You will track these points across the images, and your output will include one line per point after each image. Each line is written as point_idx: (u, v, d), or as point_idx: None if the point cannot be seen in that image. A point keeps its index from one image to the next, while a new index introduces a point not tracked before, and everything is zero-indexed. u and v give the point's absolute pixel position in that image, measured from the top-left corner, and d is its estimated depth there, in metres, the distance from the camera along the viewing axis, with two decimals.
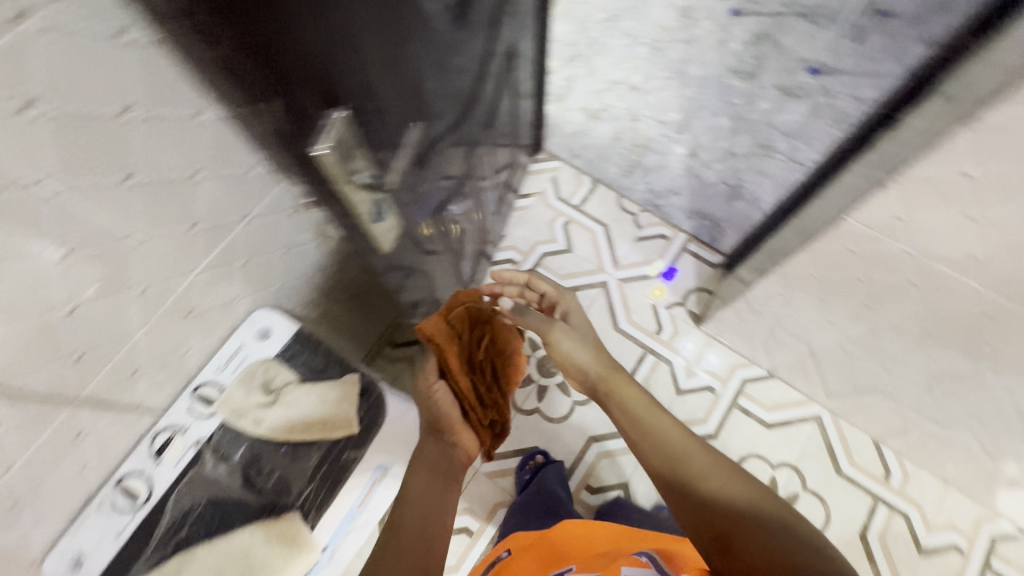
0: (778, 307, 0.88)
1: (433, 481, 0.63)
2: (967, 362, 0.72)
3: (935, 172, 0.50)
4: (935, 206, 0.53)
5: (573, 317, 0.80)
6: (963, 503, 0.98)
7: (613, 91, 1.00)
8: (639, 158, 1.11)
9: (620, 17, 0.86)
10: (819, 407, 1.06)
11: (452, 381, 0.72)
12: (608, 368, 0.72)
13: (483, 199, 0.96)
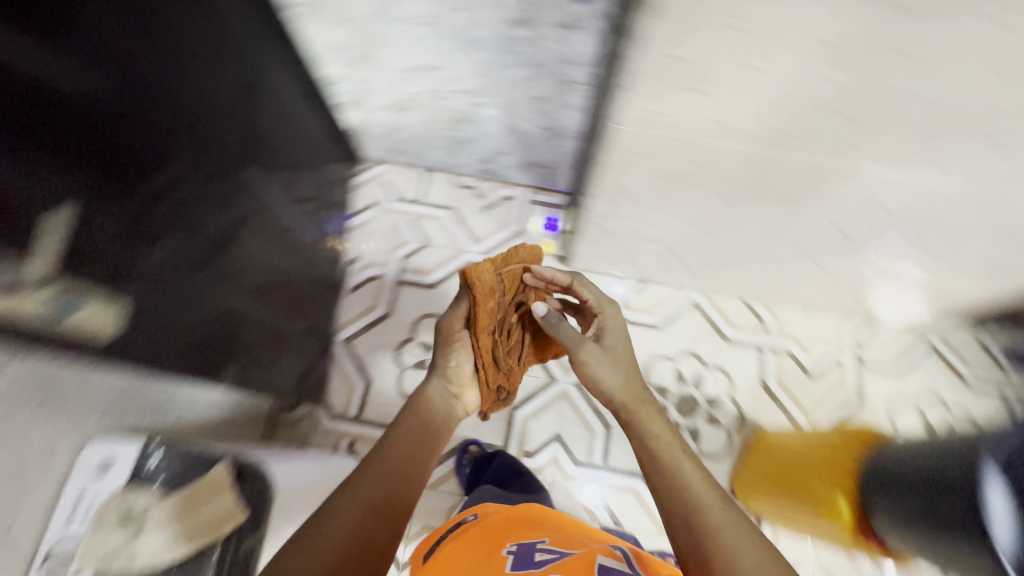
0: (619, 220, 0.94)
1: (419, 439, 0.66)
2: (773, 211, 0.82)
3: (666, 62, 0.54)
4: (679, 91, 0.57)
5: (611, 338, 0.74)
6: (826, 322, 1.13)
7: (410, 78, 0.94)
8: (458, 132, 1.09)
9: (390, 5, 0.78)
10: (692, 291, 1.15)
11: (474, 338, 0.74)
12: (643, 405, 0.68)
13: (292, 231, 0.92)
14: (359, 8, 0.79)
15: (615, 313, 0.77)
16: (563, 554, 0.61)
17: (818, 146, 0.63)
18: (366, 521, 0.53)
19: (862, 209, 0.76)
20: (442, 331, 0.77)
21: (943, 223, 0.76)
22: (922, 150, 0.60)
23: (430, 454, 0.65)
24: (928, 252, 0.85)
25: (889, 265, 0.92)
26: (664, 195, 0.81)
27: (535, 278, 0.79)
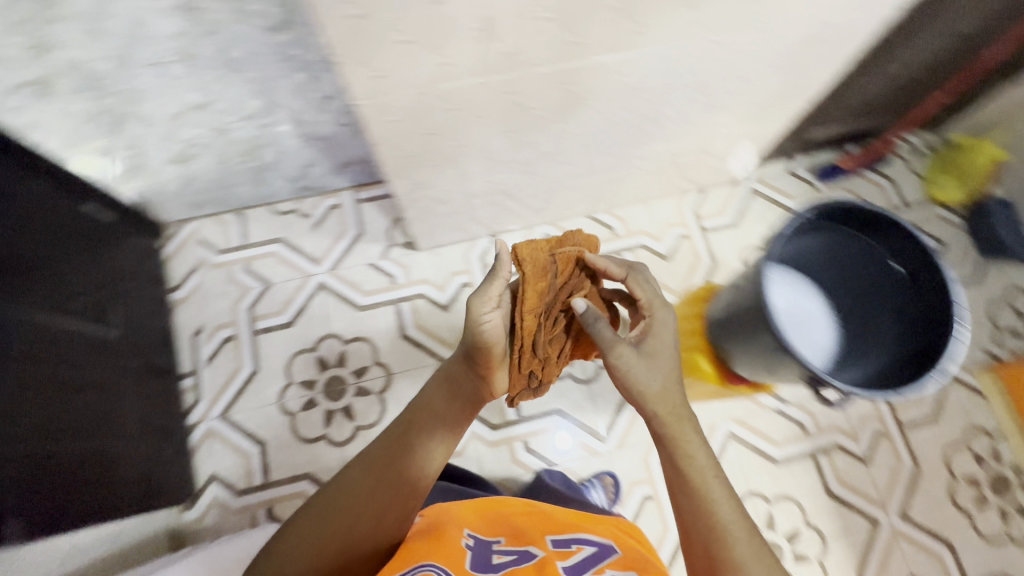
0: (434, 188, 0.92)
1: (433, 413, 0.72)
2: (563, 130, 0.84)
3: (355, 24, 0.52)
4: (391, 48, 0.56)
5: (658, 342, 0.67)
6: (666, 207, 1.21)
7: (184, 121, 0.86)
8: (257, 161, 1.01)
9: (129, 52, 0.71)
10: (541, 225, 1.18)
11: (518, 317, 0.68)
12: (684, 419, 0.64)
13: (66, 339, 0.77)
14: (95, 66, 0.72)
15: (668, 319, 0.69)
16: (523, 557, 0.60)
17: (553, 60, 0.64)
18: (366, 500, 0.64)
19: (633, 101, 0.80)
20: (470, 311, 0.67)
21: (710, 87, 0.81)
22: (643, 33, 0.63)
23: (444, 428, 0.71)
24: (713, 115, 0.91)
25: (690, 139, 0.99)
26: (452, 150, 0.80)
27: (593, 261, 0.71)
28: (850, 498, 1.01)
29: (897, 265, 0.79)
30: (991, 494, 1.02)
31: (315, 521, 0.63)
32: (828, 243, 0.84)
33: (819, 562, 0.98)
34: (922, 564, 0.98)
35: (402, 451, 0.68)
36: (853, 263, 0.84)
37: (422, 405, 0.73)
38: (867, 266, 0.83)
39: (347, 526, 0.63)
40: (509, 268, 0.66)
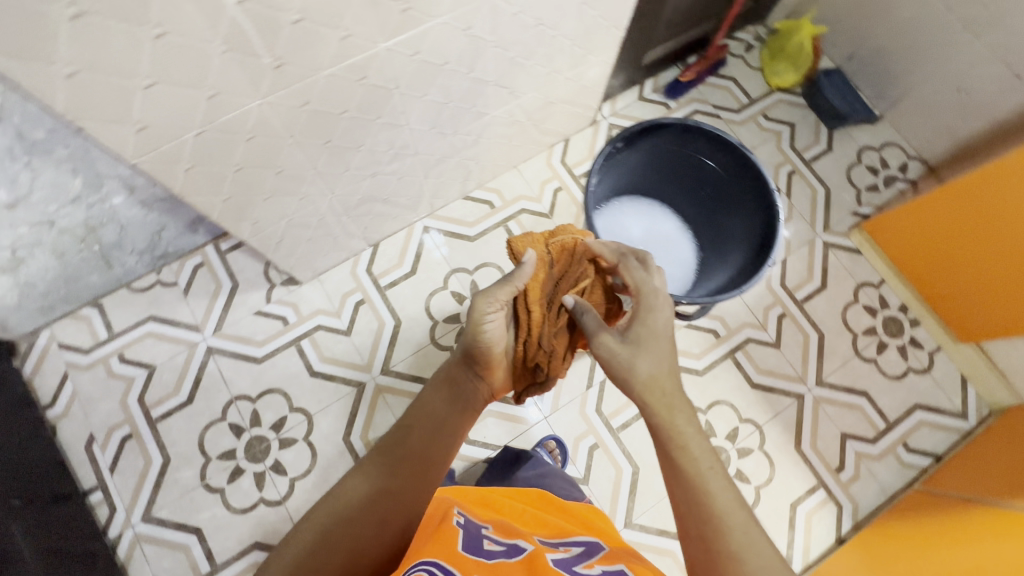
0: (285, 218, 0.88)
1: (437, 420, 0.72)
2: (390, 127, 0.81)
3: (82, 75, 0.47)
4: (139, 91, 0.51)
5: (655, 324, 0.68)
6: (536, 166, 1.21)
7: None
8: (93, 243, 0.93)
9: None
10: (420, 220, 1.15)
11: (516, 309, 0.72)
12: (677, 406, 0.64)
13: None
14: None
15: (661, 301, 0.69)
16: (511, 546, 0.58)
17: (336, 61, 0.61)
18: (368, 509, 0.62)
19: (449, 77, 0.77)
20: (471, 310, 0.70)
21: (522, 42, 0.80)
22: (419, 10, 0.61)
23: (446, 437, 0.71)
24: (541, 67, 0.91)
25: (531, 96, 0.98)
26: (280, 177, 0.76)
27: (591, 245, 0.76)
28: (772, 383, 1.08)
29: (709, 161, 0.86)
30: (888, 338, 1.12)
31: (314, 532, 0.59)
32: (648, 157, 0.87)
33: (761, 450, 1.04)
34: (847, 420, 1.07)
35: (405, 458, 0.67)
36: (675, 170, 0.90)
37: (426, 411, 0.73)
38: (688, 167, 0.88)
39: (348, 536, 0.59)
40: (523, 272, 0.70)
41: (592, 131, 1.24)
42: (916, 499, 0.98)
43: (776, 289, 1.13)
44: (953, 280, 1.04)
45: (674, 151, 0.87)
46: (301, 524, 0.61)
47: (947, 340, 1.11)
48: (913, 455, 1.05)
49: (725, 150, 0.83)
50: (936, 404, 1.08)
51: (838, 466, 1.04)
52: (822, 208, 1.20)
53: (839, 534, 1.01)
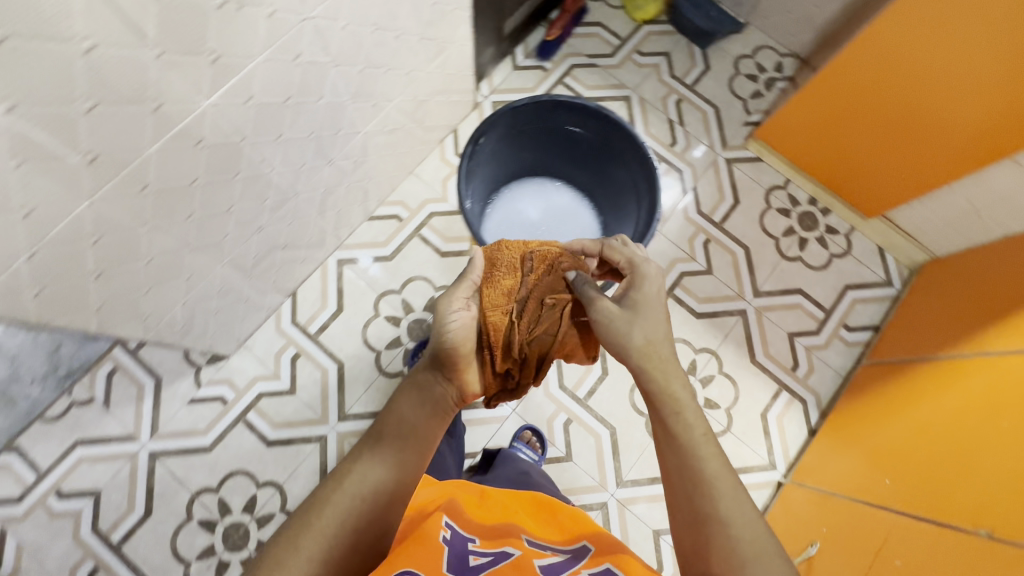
0: (180, 302, 0.82)
1: (409, 426, 0.63)
2: (256, 178, 0.75)
3: None
4: None
5: (645, 295, 0.69)
6: (433, 165, 1.16)
7: None
8: None
9: None
10: (330, 255, 1.10)
11: (481, 314, 0.69)
12: (670, 374, 0.65)
13: None
14: None
15: (654, 274, 0.70)
16: (497, 557, 0.59)
17: (159, 133, 0.56)
18: (348, 517, 0.55)
19: (301, 110, 0.72)
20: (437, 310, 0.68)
21: (366, 51, 0.76)
22: (231, 55, 0.56)
23: (421, 445, 0.62)
24: (398, 70, 0.86)
25: (400, 99, 0.94)
26: (154, 266, 0.70)
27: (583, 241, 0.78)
28: (715, 308, 1.11)
29: (575, 130, 0.84)
30: (805, 232, 1.17)
31: (293, 547, 0.52)
32: (514, 147, 0.86)
33: (721, 373, 1.08)
34: (790, 320, 1.11)
35: (383, 464, 0.59)
36: (546, 147, 0.89)
37: (398, 415, 0.64)
38: (558, 141, 0.87)
39: (330, 543, 0.53)
40: (475, 268, 0.72)
41: (478, 114, 1.20)
42: (865, 374, 1.04)
43: (694, 218, 1.16)
44: (841, 167, 1.09)
45: (538, 131, 0.85)
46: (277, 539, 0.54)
47: (857, 219, 1.16)
48: (855, 334, 1.11)
49: (584, 116, 0.82)
50: (863, 280, 1.14)
51: (792, 364, 1.09)
52: (715, 127, 1.22)
53: (810, 426, 1.06)
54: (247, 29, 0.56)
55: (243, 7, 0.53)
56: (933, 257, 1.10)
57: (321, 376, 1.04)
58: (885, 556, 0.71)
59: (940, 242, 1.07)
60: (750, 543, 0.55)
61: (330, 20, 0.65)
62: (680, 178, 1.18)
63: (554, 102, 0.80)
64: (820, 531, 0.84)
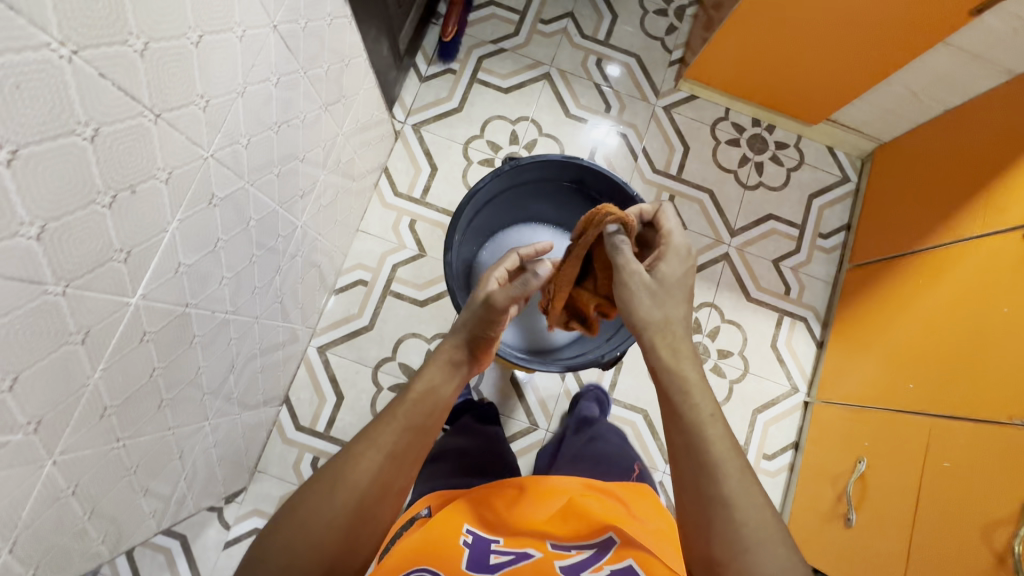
0: (181, 470, 0.75)
1: (442, 396, 0.57)
2: (216, 328, 0.67)
3: None
4: None
5: (669, 272, 0.62)
6: (377, 214, 1.08)
7: None
8: None
9: None
10: (308, 346, 1.02)
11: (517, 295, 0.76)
12: (683, 353, 0.58)
13: None
14: None
15: (684, 253, 0.64)
16: (513, 560, 0.52)
17: (98, 355, 0.47)
18: (370, 494, 0.49)
19: (235, 243, 0.64)
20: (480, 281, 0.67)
21: (277, 151, 0.66)
22: (143, 241, 0.47)
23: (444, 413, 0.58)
24: (314, 147, 0.77)
25: (325, 170, 0.85)
26: (143, 462, 0.63)
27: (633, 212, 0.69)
28: (700, 262, 1.11)
29: (544, 178, 0.82)
30: (759, 156, 1.16)
31: (332, 486, 0.49)
32: (487, 213, 0.83)
33: (725, 320, 1.09)
34: (770, 248, 1.13)
35: (406, 429, 0.53)
36: (518, 203, 0.85)
37: (437, 372, 0.58)
38: (530, 192, 0.85)
39: (334, 519, 0.47)
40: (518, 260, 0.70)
41: (402, 143, 1.11)
42: (854, 277, 1.07)
43: (653, 178, 1.13)
44: (780, 86, 1.07)
45: (506, 191, 0.82)
46: (317, 475, 0.51)
47: (801, 128, 1.16)
48: (831, 239, 1.14)
49: (552, 166, 0.80)
50: (824, 185, 1.16)
51: (784, 289, 1.12)
52: (642, 77, 1.17)
53: (816, 340, 1.10)
54: (151, 206, 0.47)
55: (137, 187, 0.44)
56: (882, 144, 1.12)
57: None
58: (933, 460, 0.76)
59: (883, 128, 1.08)
60: (755, 527, 0.48)
61: (231, 145, 0.56)
62: (626, 141, 1.15)
63: (518, 165, 0.77)
64: (863, 446, 0.89)
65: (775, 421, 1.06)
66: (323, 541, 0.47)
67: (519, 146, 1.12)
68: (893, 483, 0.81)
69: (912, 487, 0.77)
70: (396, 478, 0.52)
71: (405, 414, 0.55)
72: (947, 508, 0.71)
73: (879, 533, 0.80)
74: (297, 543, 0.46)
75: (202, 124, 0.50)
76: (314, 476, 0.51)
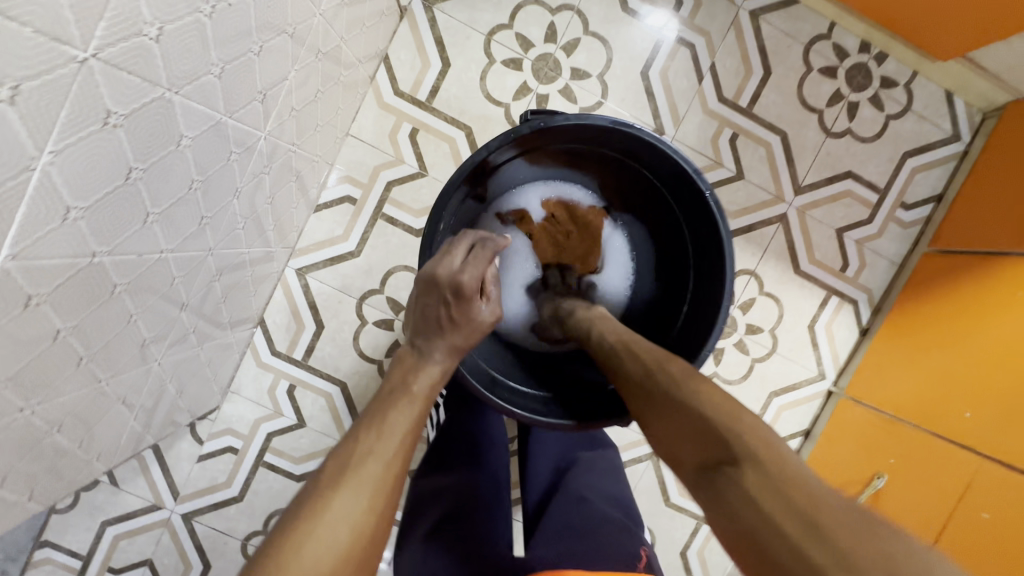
0: (127, 405, 0.67)
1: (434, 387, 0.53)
2: (151, 270, 0.54)
3: None
4: None
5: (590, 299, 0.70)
6: (372, 116, 0.88)
7: None
8: None
9: None
10: (286, 266, 0.90)
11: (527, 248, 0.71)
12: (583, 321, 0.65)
13: None
14: None
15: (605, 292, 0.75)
16: None
17: None
18: (375, 509, 0.42)
19: (163, 167, 0.48)
20: (431, 276, 0.56)
21: (222, 40, 0.47)
22: None
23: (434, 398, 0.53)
24: (282, 34, 0.57)
25: (302, 62, 0.65)
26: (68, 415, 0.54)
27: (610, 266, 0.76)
28: (751, 222, 0.93)
29: (582, 138, 0.66)
30: (856, 94, 0.92)
31: (333, 501, 0.40)
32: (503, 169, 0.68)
33: (763, 293, 0.94)
34: (838, 214, 0.94)
35: (405, 431, 0.47)
36: (547, 159, 0.70)
37: (423, 375, 0.53)
38: (564, 154, 0.70)
39: (342, 546, 0.38)
40: (487, 257, 0.58)
41: (409, 26, 0.88)
42: (929, 265, 0.90)
43: (717, 109, 0.91)
44: (919, 2, 0.79)
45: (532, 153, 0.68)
46: (313, 482, 0.42)
47: (922, 62, 0.90)
48: (913, 212, 0.95)
49: (598, 133, 0.65)
50: (926, 141, 0.93)
51: (842, 265, 0.95)
52: None
53: (861, 327, 0.95)
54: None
55: None
56: (1018, 98, 0.87)
57: (325, 403, 0.93)
58: (970, 506, 0.72)
59: None
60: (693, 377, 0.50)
61: (131, 39, 0.37)
62: (692, 55, 0.90)
63: (548, 126, 0.60)
64: (887, 462, 0.83)
65: (789, 406, 0.95)
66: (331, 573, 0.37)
67: (556, 46, 0.88)
68: (915, 507, 0.78)
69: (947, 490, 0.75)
70: (400, 481, 0.45)
71: (402, 407, 0.49)
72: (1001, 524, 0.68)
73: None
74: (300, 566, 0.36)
75: (63, 5, 0.31)
76: (302, 492, 0.42)
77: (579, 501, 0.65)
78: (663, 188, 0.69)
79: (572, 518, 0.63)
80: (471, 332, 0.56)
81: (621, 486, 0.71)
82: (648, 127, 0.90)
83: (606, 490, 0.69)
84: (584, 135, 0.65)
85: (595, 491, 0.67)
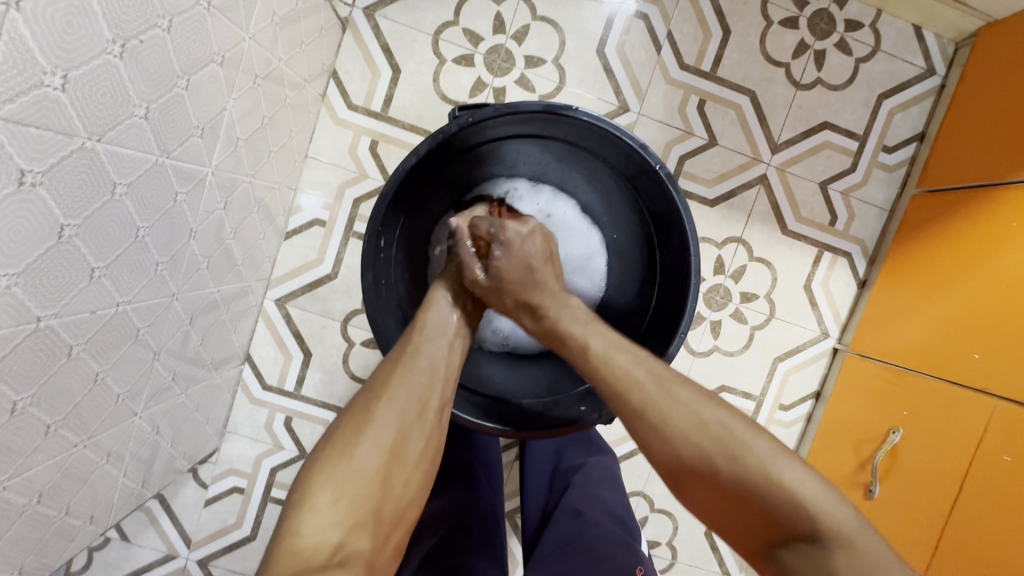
0: (112, 461, 0.66)
1: (441, 333, 0.56)
2: (107, 327, 0.52)
3: None
4: None
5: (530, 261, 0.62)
6: (329, 134, 0.86)
7: None
8: None
9: None
10: (264, 297, 0.89)
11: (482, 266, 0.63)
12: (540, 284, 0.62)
13: None
14: None
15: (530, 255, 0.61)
16: None
17: None
18: (389, 441, 0.46)
19: (99, 219, 0.46)
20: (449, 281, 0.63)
21: (140, 79, 0.45)
22: None
23: (447, 344, 0.55)
24: (211, 63, 0.55)
25: (239, 88, 0.62)
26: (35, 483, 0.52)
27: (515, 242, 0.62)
28: (730, 187, 0.90)
29: (522, 129, 0.65)
30: (821, 42, 0.89)
31: (350, 439, 0.45)
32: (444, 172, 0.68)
33: (753, 259, 0.91)
34: (820, 166, 0.91)
35: (413, 380, 0.50)
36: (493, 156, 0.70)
37: (429, 330, 0.55)
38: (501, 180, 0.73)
39: (357, 476, 0.43)
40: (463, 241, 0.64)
41: (353, 37, 0.85)
42: (919, 207, 0.87)
43: (679, 77, 0.88)
44: None
45: (474, 153, 0.68)
46: (332, 432, 0.47)
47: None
48: (897, 154, 0.92)
49: (535, 141, 0.68)
50: (900, 80, 0.90)
51: (830, 219, 0.92)
52: None
53: (859, 279, 0.93)
54: None
55: None
56: (992, 22, 0.84)
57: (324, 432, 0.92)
58: (986, 451, 0.70)
59: None
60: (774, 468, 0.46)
61: (32, 92, 0.35)
62: (647, 27, 0.87)
63: (478, 123, 0.60)
64: (899, 414, 0.80)
65: (795, 371, 0.92)
66: (355, 498, 0.42)
67: (505, 37, 0.86)
68: (932, 459, 0.75)
69: (954, 442, 0.73)
70: (416, 428, 0.48)
71: (409, 372, 0.51)
72: (1004, 466, 0.67)
73: (903, 518, 0.77)
74: (303, 530, 0.40)
75: None
76: (326, 435, 0.47)
77: (575, 513, 0.65)
78: (618, 180, 0.69)
79: (568, 535, 0.63)
80: (455, 323, 0.58)
81: (619, 493, 0.69)
82: (612, 106, 0.88)
83: (605, 504, 0.66)
84: (523, 127, 0.65)
85: (592, 504, 0.65)
